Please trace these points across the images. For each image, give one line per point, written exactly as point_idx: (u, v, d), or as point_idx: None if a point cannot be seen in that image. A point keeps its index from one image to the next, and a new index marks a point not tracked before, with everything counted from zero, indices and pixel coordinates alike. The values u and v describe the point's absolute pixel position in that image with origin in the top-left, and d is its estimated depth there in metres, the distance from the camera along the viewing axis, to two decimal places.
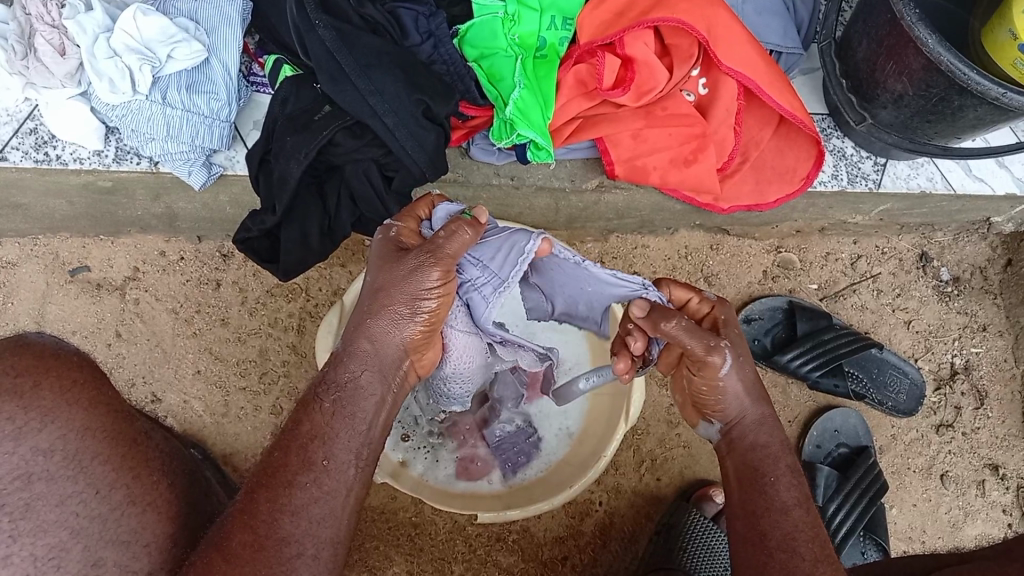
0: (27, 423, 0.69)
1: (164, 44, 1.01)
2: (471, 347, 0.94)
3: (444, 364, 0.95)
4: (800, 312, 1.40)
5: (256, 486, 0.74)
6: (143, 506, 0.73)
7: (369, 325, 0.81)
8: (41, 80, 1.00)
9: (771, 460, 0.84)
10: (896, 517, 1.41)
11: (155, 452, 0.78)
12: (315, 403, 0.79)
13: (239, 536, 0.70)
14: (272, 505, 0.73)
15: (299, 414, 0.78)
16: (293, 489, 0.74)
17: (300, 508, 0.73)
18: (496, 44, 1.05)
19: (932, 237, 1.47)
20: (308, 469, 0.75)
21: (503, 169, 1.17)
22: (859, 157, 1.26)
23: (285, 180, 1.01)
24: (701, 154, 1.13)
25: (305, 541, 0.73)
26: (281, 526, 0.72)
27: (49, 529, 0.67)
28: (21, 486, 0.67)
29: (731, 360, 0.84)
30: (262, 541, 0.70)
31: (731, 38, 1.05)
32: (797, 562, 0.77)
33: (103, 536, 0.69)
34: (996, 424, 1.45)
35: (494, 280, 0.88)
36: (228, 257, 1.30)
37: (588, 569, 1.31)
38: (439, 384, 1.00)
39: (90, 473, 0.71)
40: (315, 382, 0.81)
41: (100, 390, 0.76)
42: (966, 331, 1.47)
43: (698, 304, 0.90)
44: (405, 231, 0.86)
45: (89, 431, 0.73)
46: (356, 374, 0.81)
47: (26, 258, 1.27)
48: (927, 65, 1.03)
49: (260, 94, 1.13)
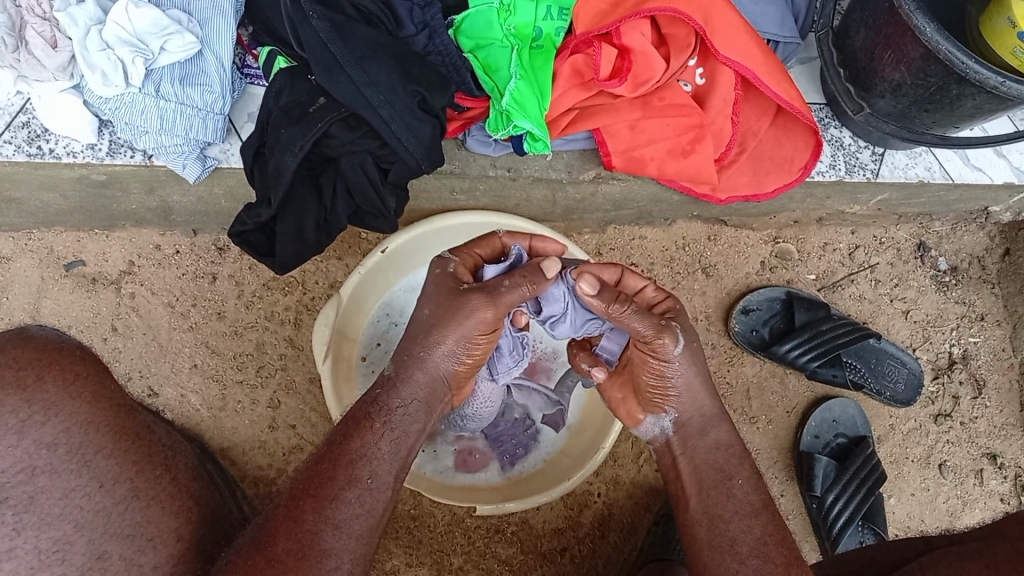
0: (30, 417, 0.69)
1: (158, 36, 1.00)
2: (493, 392, 1.07)
3: (466, 406, 1.06)
4: (799, 303, 1.39)
5: (301, 493, 0.76)
6: (147, 500, 0.73)
7: (422, 357, 0.88)
8: (33, 72, 0.99)
9: (738, 459, 0.89)
10: (894, 507, 1.41)
11: (158, 445, 0.78)
12: (367, 421, 0.83)
13: (284, 542, 0.72)
14: (317, 515, 0.74)
15: (352, 431, 0.82)
16: (338, 503, 0.76)
17: (342, 522, 0.76)
18: (491, 34, 1.04)
19: (930, 227, 1.47)
20: (355, 486, 0.78)
21: (499, 160, 1.17)
22: (857, 147, 1.25)
23: (279, 173, 1.01)
24: (698, 145, 1.13)
25: (344, 554, 0.74)
26: (323, 538, 0.74)
27: (52, 523, 0.67)
28: (25, 480, 0.67)
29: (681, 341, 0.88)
30: (305, 550, 0.72)
31: (729, 27, 1.05)
32: (769, 567, 0.80)
33: (107, 530, 0.69)
34: (994, 413, 1.46)
35: (514, 349, 1.02)
36: (224, 250, 1.29)
37: (586, 560, 1.31)
38: (455, 419, 1.09)
39: (94, 467, 0.71)
40: (367, 404, 0.85)
41: (102, 385, 0.76)
42: (964, 321, 1.47)
43: (653, 292, 0.96)
44: (459, 267, 0.93)
45: (91, 425, 0.72)
46: (406, 401, 0.86)
47: (21, 252, 1.26)
48: (925, 53, 1.03)
49: (254, 86, 1.12)
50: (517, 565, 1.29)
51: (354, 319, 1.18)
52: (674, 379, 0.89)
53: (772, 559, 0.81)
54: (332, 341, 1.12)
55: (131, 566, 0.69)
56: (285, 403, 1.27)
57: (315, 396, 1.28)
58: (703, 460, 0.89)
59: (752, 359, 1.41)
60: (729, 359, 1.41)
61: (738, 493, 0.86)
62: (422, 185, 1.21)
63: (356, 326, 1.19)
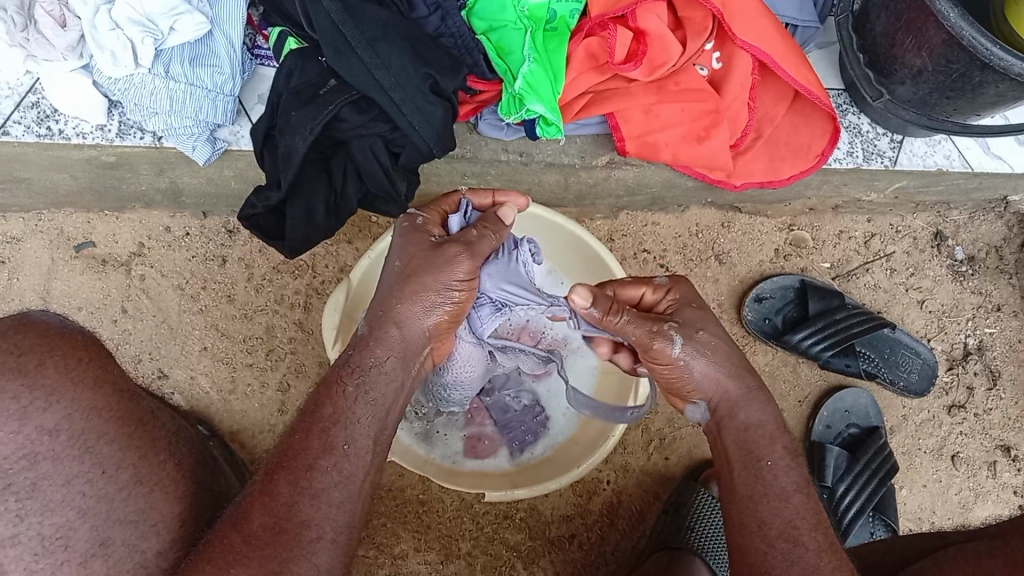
0: (31, 402, 0.69)
1: (167, 16, 0.98)
2: (474, 356, 1.04)
3: (446, 370, 1.05)
4: (813, 291, 1.38)
5: (276, 468, 0.74)
6: (150, 486, 0.72)
7: (398, 310, 0.85)
8: (42, 52, 0.98)
9: (769, 440, 0.86)
10: (906, 498, 1.40)
11: (161, 431, 0.77)
12: (338, 385, 0.81)
13: (259, 519, 0.71)
14: (293, 488, 0.73)
15: (322, 398, 0.80)
16: (314, 473, 0.74)
17: (320, 492, 0.74)
18: (504, 16, 1.02)
19: (947, 216, 1.45)
20: (328, 453, 0.76)
21: (512, 145, 1.16)
22: (876, 134, 1.23)
23: (290, 155, 0.99)
24: (714, 130, 1.11)
25: (325, 524, 0.73)
26: (302, 509, 0.72)
27: (55, 509, 0.67)
28: (27, 466, 0.67)
29: (680, 341, 0.87)
30: (282, 524, 0.71)
31: (747, 9, 1.04)
32: (800, 552, 0.79)
33: (110, 516, 0.69)
34: (1008, 404, 1.44)
35: (492, 304, 1.00)
36: (234, 233, 1.29)
37: (595, 547, 1.31)
38: (438, 387, 1.09)
39: (96, 453, 0.70)
40: (340, 364, 0.83)
41: (106, 369, 0.75)
42: (980, 312, 1.45)
43: (652, 294, 0.93)
44: (428, 222, 0.93)
45: (94, 410, 0.72)
46: (380, 359, 0.83)
47: (30, 233, 1.25)
48: (947, 39, 1.01)
49: (264, 66, 1.10)
50: (525, 551, 1.29)
51: (368, 298, 1.17)
52: (683, 374, 0.88)
53: (804, 542, 0.80)
54: (342, 325, 1.12)
55: (134, 552, 0.69)
56: (295, 387, 1.27)
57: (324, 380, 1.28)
58: (727, 442, 0.87)
59: (764, 348, 1.40)
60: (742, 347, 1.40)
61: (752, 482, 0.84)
62: (433, 169, 1.20)
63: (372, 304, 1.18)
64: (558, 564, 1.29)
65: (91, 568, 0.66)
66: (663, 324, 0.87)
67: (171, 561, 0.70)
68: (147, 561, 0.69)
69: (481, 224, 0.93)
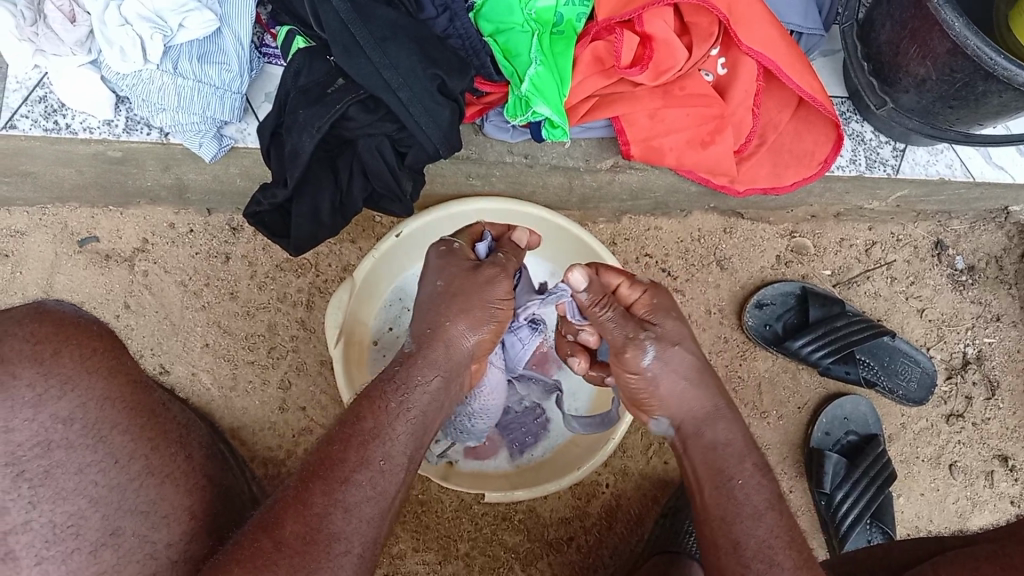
0: (47, 390, 0.69)
1: (176, 13, 0.99)
2: (498, 383, 1.04)
3: (473, 399, 1.03)
4: (814, 298, 1.38)
5: (311, 476, 0.73)
6: (161, 478, 0.72)
7: (447, 329, 0.85)
8: (52, 47, 0.99)
9: (734, 459, 0.84)
10: (903, 506, 1.40)
11: (172, 423, 0.77)
12: (381, 402, 0.80)
13: (291, 525, 0.69)
14: (327, 498, 0.72)
15: (364, 411, 0.79)
16: (348, 486, 0.73)
17: (352, 505, 0.72)
18: (512, 19, 1.03)
19: (948, 225, 1.45)
20: (365, 468, 0.75)
21: (516, 147, 1.16)
22: (878, 142, 1.24)
23: (297, 154, 1.00)
24: (719, 135, 1.11)
25: (353, 539, 0.71)
26: (332, 521, 0.71)
27: (67, 498, 0.67)
28: (41, 454, 0.68)
29: (655, 351, 0.87)
30: (313, 534, 0.69)
31: (752, 15, 1.04)
32: (776, 571, 0.76)
33: (121, 506, 0.69)
34: (1007, 415, 1.44)
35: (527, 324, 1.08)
36: (237, 230, 1.29)
37: (593, 551, 1.31)
38: (462, 418, 1.06)
39: (110, 443, 0.71)
40: (386, 379, 0.83)
41: (119, 360, 0.75)
42: (979, 321, 1.46)
43: (630, 290, 0.95)
44: (464, 248, 0.95)
45: (109, 400, 0.72)
46: (427, 382, 0.83)
47: (34, 227, 1.26)
48: (952, 49, 1.01)
49: (272, 65, 1.11)
50: (523, 553, 1.29)
51: (364, 304, 1.17)
52: (648, 388, 0.88)
53: (778, 562, 0.77)
54: (344, 324, 1.13)
55: (144, 544, 0.69)
56: (296, 385, 1.27)
57: (326, 378, 1.28)
58: (695, 461, 0.86)
59: (764, 354, 1.40)
60: (742, 353, 1.40)
61: (755, 485, 0.84)
62: (438, 170, 1.20)
63: (369, 311, 1.20)
64: (556, 566, 1.30)
65: (101, 557, 0.67)
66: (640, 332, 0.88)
67: (183, 552, 0.70)
68: (158, 552, 0.69)
69: (504, 251, 0.96)
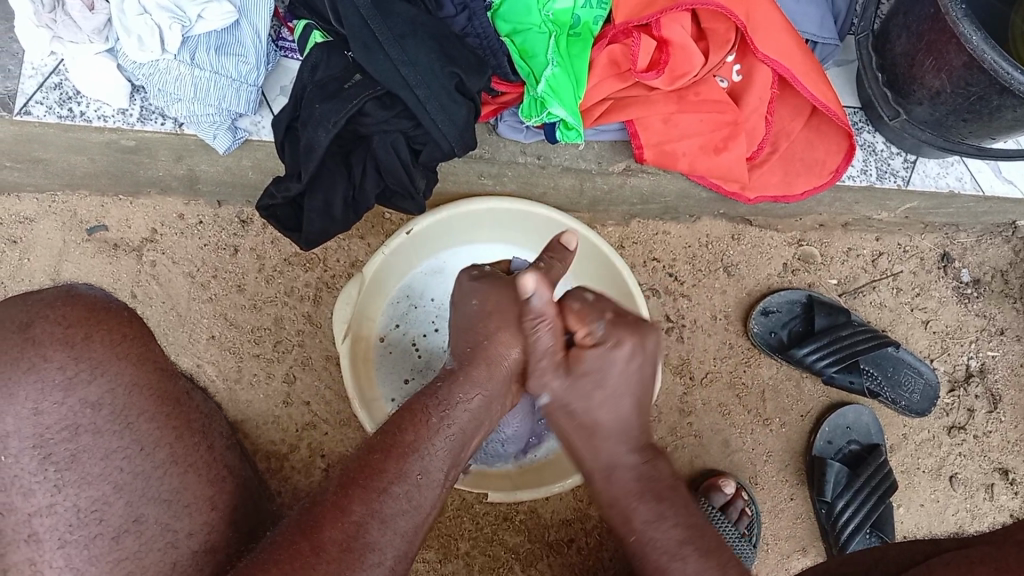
0: (78, 374, 0.70)
1: (195, 3, 0.99)
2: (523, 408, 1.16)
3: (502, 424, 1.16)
4: (820, 307, 1.38)
5: (351, 483, 0.73)
6: (184, 467, 0.72)
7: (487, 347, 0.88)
8: (69, 33, 0.98)
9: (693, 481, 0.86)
10: (903, 517, 1.41)
11: (196, 412, 0.76)
12: (423, 415, 0.81)
13: (330, 531, 0.68)
14: (366, 507, 0.71)
15: (408, 424, 0.80)
16: (386, 498, 0.73)
17: (388, 517, 0.72)
18: (530, 20, 1.02)
19: (955, 238, 1.46)
20: (403, 481, 0.75)
21: (529, 147, 1.16)
22: (890, 153, 1.24)
23: (312, 148, 1.00)
24: (732, 142, 1.12)
25: (387, 550, 0.70)
26: (368, 531, 0.70)
27: (93, 483, 0.69)
28: (68, 437, 0.69)
29: (551, 395, 0.89)
30: (351, 542, 0.68)
31: (769, 23, 1.04)
32: None
33: (146, 494, 0.70)
34: (1008, 428, 1.45)
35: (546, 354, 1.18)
36: (247, 223, 1.28)
37: (593, 552, 1.31)
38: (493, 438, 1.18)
39: (136, 430, 0.71)
40: (426, 395, 0.84)
41: (148, 349, 0.75)
42: (983, 334, 1.46)
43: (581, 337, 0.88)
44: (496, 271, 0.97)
45: (136, 388, 0.72)
46: (463, 396, 0.85)
47: (43, 214, 1.25)
48: (968, 62, 1.01)
49: (288, 59, 1.11)
50: (523, 553, 1.29)
51: (372, 299, 1.17)
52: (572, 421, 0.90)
53: None
54: (352, 319, 1.13)
55: (166, 532, 0.69)
56: (301, 379, 1.27)
57: (331, 373, 1.28)
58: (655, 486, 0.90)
59: (769, 361, 1.40)
60: (746, 360, 1.40)
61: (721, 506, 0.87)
62: (450, 169, 1.20)
63: (376, 307, 1.20)
64: (556, 567, 1.30)
65: (123, 544, 0.68)
66: (544, 376, 0.89)
67: (204, 543, 0.71)
68: (180, 540, 0.69)
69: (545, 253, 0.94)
